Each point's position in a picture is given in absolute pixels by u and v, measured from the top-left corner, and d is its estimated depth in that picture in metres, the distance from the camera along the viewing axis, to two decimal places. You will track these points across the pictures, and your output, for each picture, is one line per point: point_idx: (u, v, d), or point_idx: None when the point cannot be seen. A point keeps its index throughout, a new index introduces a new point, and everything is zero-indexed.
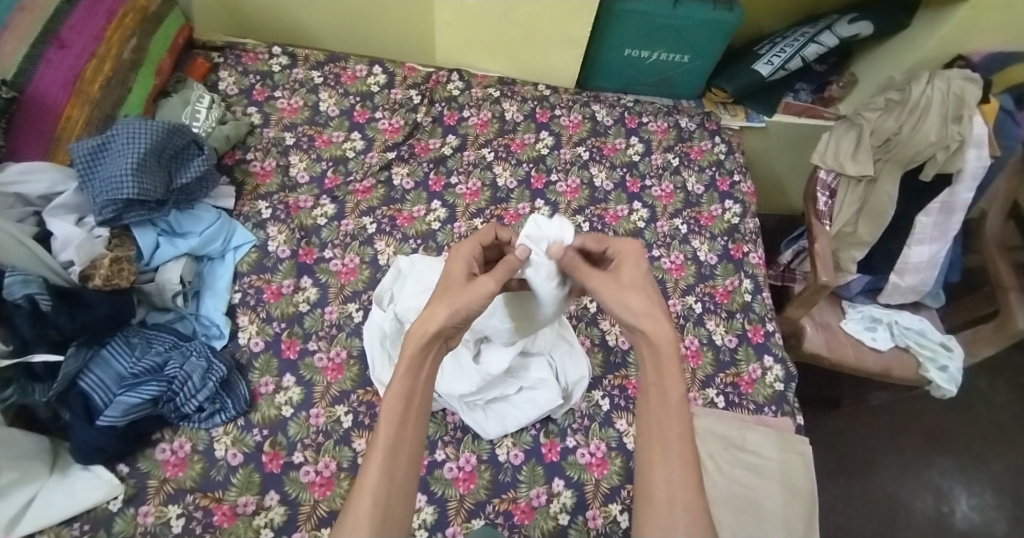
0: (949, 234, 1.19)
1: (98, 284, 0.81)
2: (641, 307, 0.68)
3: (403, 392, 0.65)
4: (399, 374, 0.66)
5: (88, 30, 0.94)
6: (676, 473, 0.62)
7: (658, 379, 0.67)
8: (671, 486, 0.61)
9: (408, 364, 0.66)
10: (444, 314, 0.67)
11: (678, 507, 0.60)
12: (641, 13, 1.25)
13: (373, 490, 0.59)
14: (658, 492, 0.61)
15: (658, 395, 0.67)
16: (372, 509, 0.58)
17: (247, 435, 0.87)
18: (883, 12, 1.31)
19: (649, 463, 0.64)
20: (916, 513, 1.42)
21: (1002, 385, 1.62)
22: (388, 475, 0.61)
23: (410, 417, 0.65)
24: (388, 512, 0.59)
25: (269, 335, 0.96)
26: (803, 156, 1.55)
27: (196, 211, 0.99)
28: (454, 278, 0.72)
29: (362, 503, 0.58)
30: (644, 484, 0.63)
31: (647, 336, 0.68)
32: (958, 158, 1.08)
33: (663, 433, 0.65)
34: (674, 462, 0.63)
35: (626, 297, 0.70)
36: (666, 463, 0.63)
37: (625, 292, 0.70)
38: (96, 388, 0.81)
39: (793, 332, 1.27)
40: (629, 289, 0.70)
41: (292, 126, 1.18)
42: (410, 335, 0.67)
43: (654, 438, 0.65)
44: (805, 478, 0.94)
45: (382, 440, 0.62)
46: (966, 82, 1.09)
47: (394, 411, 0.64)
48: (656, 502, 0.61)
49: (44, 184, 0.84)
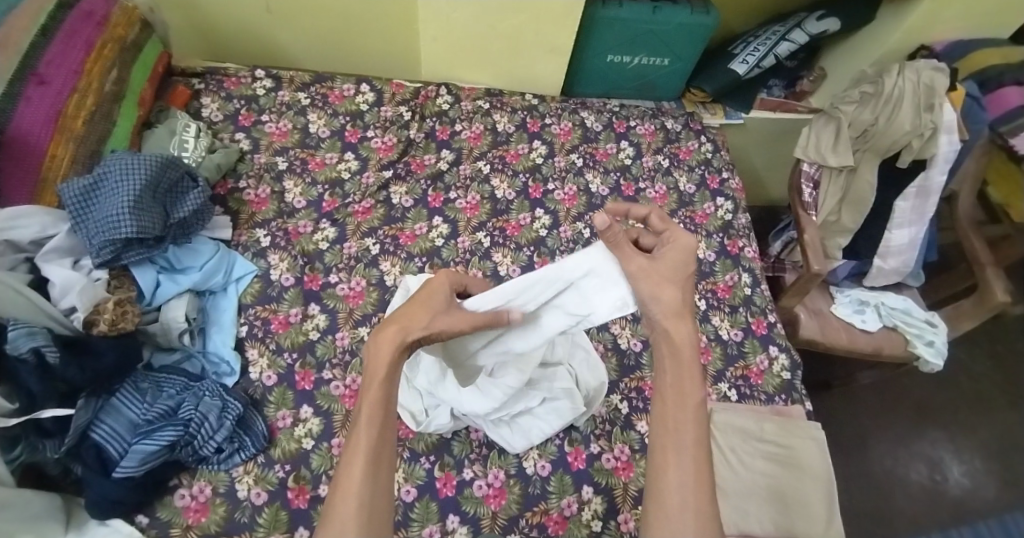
0: (926, 217, 1.26)
1: (104, 329, 0.79)
2: (670, 305, 0.65)
3: (380, 397, 0.62)
4: (375, 377, 0.63)
5: (67, 64, 0.90)
6: (689, 477, 0.57)
7: (675, 380, 0.63)
8: (684, 488, 0.57)
9: (385, 369, 0.62)
10: (423, 323, 0.66)
11: (690, 511, 0.55)
12: (622, 20, 1.27)
13: (358, 493, 0.57)
14: (670, 490, 0.57)
15: (676, 397, 0.62)
16: (359, 509, 0.56)
17: (269, 472, 0.84)
18: (847, 9, 1.38)
19: (661, 463, 0.59)
20: (912, 484, 1.48)
21: (979, 355, 1.71)
22: (372, 480, 0.59)
23: (391, 417, 0.63)
24: (374, 514, 0.57)
25: (281, 368, 0.93)
26: (779, 149, 1.61)
27: (194, 245, 0.96)
28: (438, 301, 0.69)
29: (348, 504, 0.56)
30: (654, 482, 0.58)
31: (670, 335, 0.64)
32: (932, 144, 1.15)
33: (680, 436, 0.60)
34: (688, 464, 0.58)
35: (657, 294, 0.66)
36: (680, 467, 0.58)
37: (660, 284, 0.66)
38: (110, 439, 0.77)
39: (788, 320, 1.31)
40: (668, 281, 0.67)
41: (283, 150, 1.15)
42: (385, 332, 0.64)
43: (668, 442, 0.60)
44: (823, 462, 0.97)
45: (366, 439, 0.60)
46: (934, 72, 1.15)
47: (377, 411, 0.61)
48: (669, 505, 0.56)
49: (33, 229, 0.80)
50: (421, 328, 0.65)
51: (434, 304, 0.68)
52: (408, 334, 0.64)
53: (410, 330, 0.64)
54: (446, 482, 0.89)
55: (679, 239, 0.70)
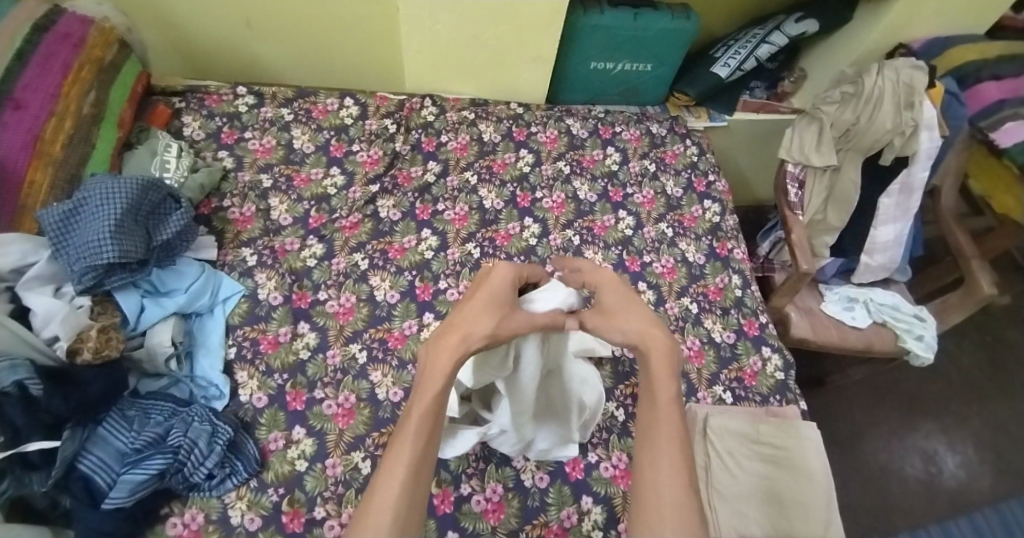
0: (910, 213, 1.27)
1: (88, 357, 0.77)
2: (636, 327, 0.74)
3: (431, 405, 0.64)
4: (430, 386, 0.65)
5: (44, 87, 0.89)
6: (668, 482, 0.61)
7: (651, 385, 0.70)
8: (669, 483, 0.61)
9: (443, 381, 0.65)
10: (487, 329, 0.68)
11: (670, 504, 0.59)
12: (604, 27, 1.28)
13: (392, 498, 0.58)
14: (652, 485, 0.61)
15: (651, 400, 0.69)
16: (394, 512, 0.57)
17: (263, 496, 0.82)
18: (825, 10, 1.39)
19: (643, 462, 0.64)
20: (909, 477, 1.49)
21: (967, 345, 1.73)
22: (413, 480, 0.60)
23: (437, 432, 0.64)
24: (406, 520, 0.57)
25: (272, 389, 0.91)
26: (763, 149, 1.62)
27: (178, 267, 0.94)
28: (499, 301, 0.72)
29: (385, 504, 0.57)
30: (640, 482, 0.63)
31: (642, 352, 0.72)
32: (913, 142, 1.16)
33: (660, 439, 0.65)
34: (666, 459, 0.63)
35: (619, 325, 0.75)
36: (657, 465, 0.63)
37: (615, 316, 0.76)
38: (98, 469, 0.75)
39: (780, 320, 1.31)
40: (621, 313, 0.76)
41: (267, 167, 1.14)
42: (449, 340, 0.68)
43: (648, 442, 0.66)
44: (818, 462, 0.96)
45: (409, 454, 0.61)
46: (913, 70, 1.17)
47: (426, 418, 0.64)
48: (650, 497, 0.61)
49: (14, 256, 0.79)
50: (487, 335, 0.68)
51: (496, 306, 0.71)
52: (473, 337, 0.67)
53: (474, 338, 0.67)
54: (444, 498, 0.88)
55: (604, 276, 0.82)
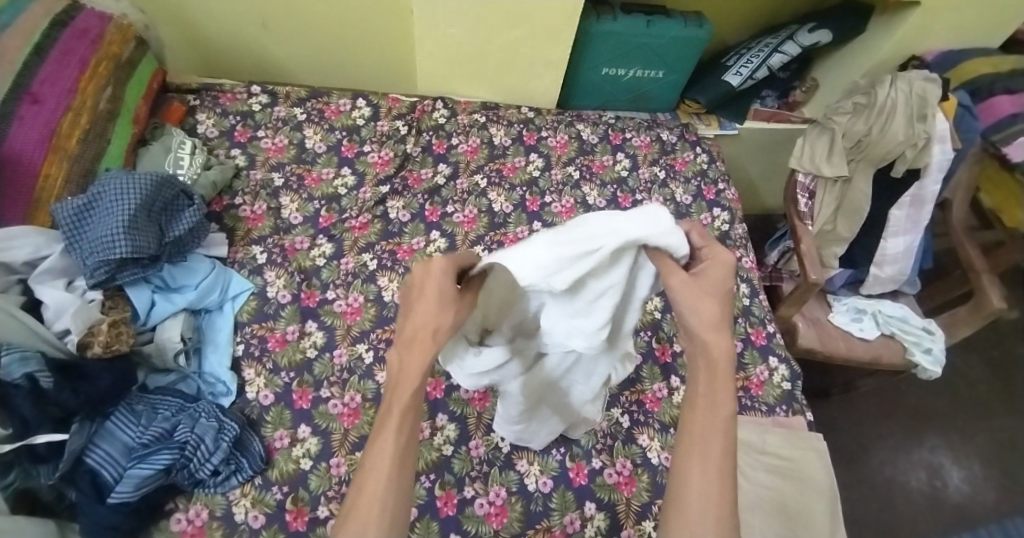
0: (921, 225, 1.26)
1: (98, 351, 0.78)
2: (711, 319, 0.63)
3: (409, 407, 0.59)
4: (404, 384, 0.60)
5: (61, 83, 0.90)
6: (709, 489, 0.58)
7: (704, 390, 0.63)
8: (708, 495, 0.57)
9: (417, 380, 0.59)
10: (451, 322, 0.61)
11: (709, 517, 0.56)
12: (617, 33, 1.28)
13: (380, 499, 0.56)
14: (691, 495, 0.58)
15: (706, 405, 0.63)
16: (379, 516, 0.55)
17: (267, 494, 0.82)
18: (839, 20, 1.39)
19: (683, 468, 0.60)
20: (914, 491, 1.48)
21: (976, 360, 1.72)
22: (395, 485, 0.57)
23: (417, 427, 0.61)
24: (393, 521, 0.55)
25: (278, 387, 0.92)
26: (773, 158, 1.62)
27: (189, 263, 0.95)
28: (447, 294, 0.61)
29: (368, 510, 0.55)
30: (677, 488, 0.59)
31: (707, 351, 0.64)
32: (925, 155, 1.15)
33: (705, 446, 0.60)
34: (711, 471, 0.58)
35: (692, 314, 0.64)
36: (702, 476, 0.58)
37: (698, 297, 0.64)
38: (105, 463, 0.76)
39: (786, 330, 1.31)
40: (705, 293, 0.64)
41: (279, 165, 1.15)
42: (416, 343, 0.59)
43: (692, 449, 0.61)
44: (824, 474, 0.96)
45: (390, 453, 0.58)
46: (927, 82, 1.16)
47: (405, 418, 0.59)
48: (688, 507, 0.57)
49: (28, 250, 0.80)
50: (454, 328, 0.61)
51: (447, 301, 0.61)
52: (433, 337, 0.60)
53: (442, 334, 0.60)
54: (447, 501, 0.88)
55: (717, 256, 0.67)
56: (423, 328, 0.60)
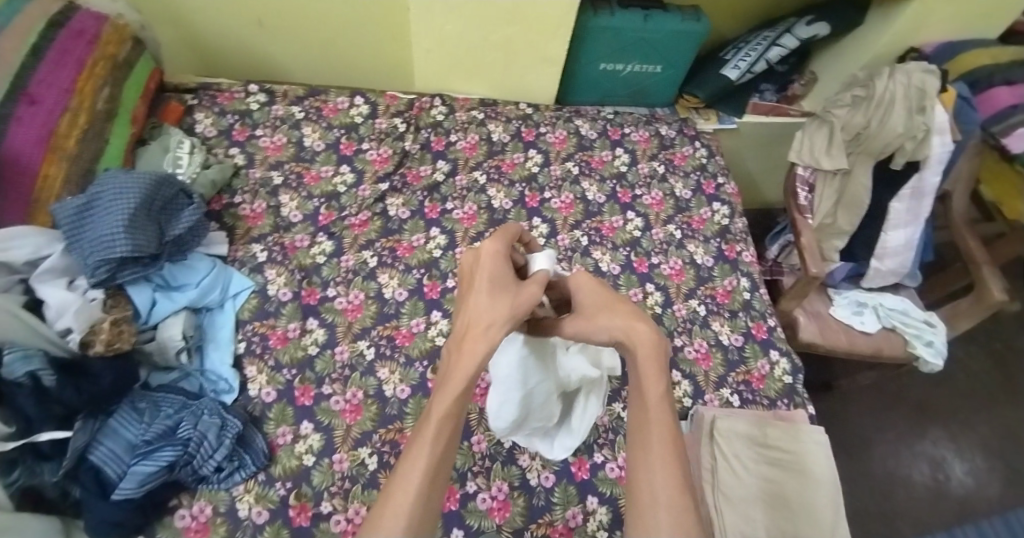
0: (922, 218, 1.27)
1: (100, 350, 0.78)
2: (615, 323, 0.72)
3: (453, 410, 0.64)
4: (451, 387, 0.66)
5: (59, 83, 0.90)
6: (660, 476, 0.60)
7: (637, 383, 0.68)
8: (659, 483, 0.59)
9: (466, 376, 0.66)
10: (506, 311, 0.69)
11: (663, 503, 0.58)
12: (613, 28, 1.28)
13: (411, 499, 0.58)
14: (643, 490, 0.60)
15: (641, 398, 0.67)
16: (411, 510, 0.57)
17: (270, 490, 0.82)
18: (837, 12, 1.38)
19: (634, 463, 0.62)
20: (917, 484, 1.48)
21: (977, 352, 1.72)
22: (430, 484, 0.60)
23: (457, 436, 0.64)
24: (421, 520, 0.57)
25: (280, 384, 0.92)
26: (773, 152, 1.62)
27: (189, 262, 0.95)
28: (502, 283, 0.72)
29: (400, 502, 0.57)
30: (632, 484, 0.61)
31: (629, 349, 0.70)
32: (924, 147, 1.15)
33: (652, 437, 0.63)
34: (660, 459, 0.61)
35: (598, 324, 0.73)
36: (651, 466, 0.61)
37: (595, 317, 0.74)
38: (109, 461, 0.76)
39: (787, 323, 1.31)
40: (600, 312, 0.74)
41: (278, 164, 1.15)
42: (471, 336, 0.68)
43: (639, 443, 0.63)
44: (825, 466, 0.96)
45: (427, 455, 0.61)
46: (925, 74, 1.16)
47: (446, 419, 0.64)
48: (642, 499, 0.59)
49: (29, 249, 0.80)
50: (506, 320, 0.68)
51: (501, 292, 0.71)
52: (484, 328, 0.68)
53: (495, 333, 0.68)
54: (450, 496, 0.88)
55: (583, 280, 0.79)
56: (476, 324, 0.69)
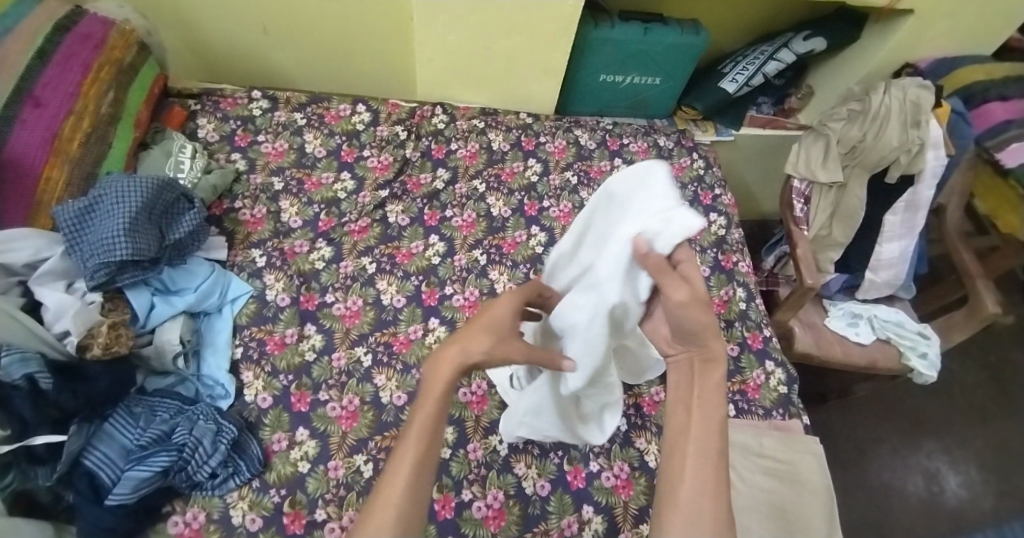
0: (915, 231, 1.27)
1: (97, 353, 0.78)
2: (707, 322, 0.62)
3: (433, 414, 0.61)
4: (430, 395, 0.62)
5: (63, 86, 0.91)
6: (701, 483, 0.57)
7: (703, 388, 0.63)
8: (699, 491, 0.57)
9: (442, 389, 0.62)
10: (485, 347, 0.62)
11: (705, 514, 0.55)
12: (614, 40, 1.29)
13: (397, 505, 0.56)
14: (683, 492, 0.57)
15: (700, 403, 0.62)
16: (394, 516, 0.55)
17: (265, 497, 0.82)
18: (834, 28, 1.40)
19: (677, 463, 0.59)
20: (911, 496, 1.48)
21: (972, 366, 1.72)
22: (413, 491, 0.58)
23: (435, 443, 0.61)
24: (408, 523, 0.56)
25: (277, 389, 0.92)
26: (770, 164, 1.64)
27: (189, 266, 0.95)
28: (501, 324, 0.65)
29: (384, 509, 0.55)
30: (668, 483, 0.59)
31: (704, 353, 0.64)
32: (919, 160, 1.17)
33: (698, 443, 0.59)
34: (708, 470, 0.58)
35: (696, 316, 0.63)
36: (693, 471, 0.58)
37: (695, 305, 0.61)
38: (103, 466, 0.76)
39: (784, 334, 1.31)
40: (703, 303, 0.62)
41: (279, 169, 1.16)
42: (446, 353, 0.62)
43: (685, 442, 0.60)
44: (820, 476, 0.96)
45: (409, 462, 0.59)
46: (920, 89, 1.18)
47: (426, 424, 0.61)
48: (679, 503, 0.57)
49: (28, 251, 0.81)
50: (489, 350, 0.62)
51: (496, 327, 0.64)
52: (467, 358, 0.62)
53: (471, 351, 0.62)
54: (445, 504, 0.88)
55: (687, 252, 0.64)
56: (458, 342, 0.63)
